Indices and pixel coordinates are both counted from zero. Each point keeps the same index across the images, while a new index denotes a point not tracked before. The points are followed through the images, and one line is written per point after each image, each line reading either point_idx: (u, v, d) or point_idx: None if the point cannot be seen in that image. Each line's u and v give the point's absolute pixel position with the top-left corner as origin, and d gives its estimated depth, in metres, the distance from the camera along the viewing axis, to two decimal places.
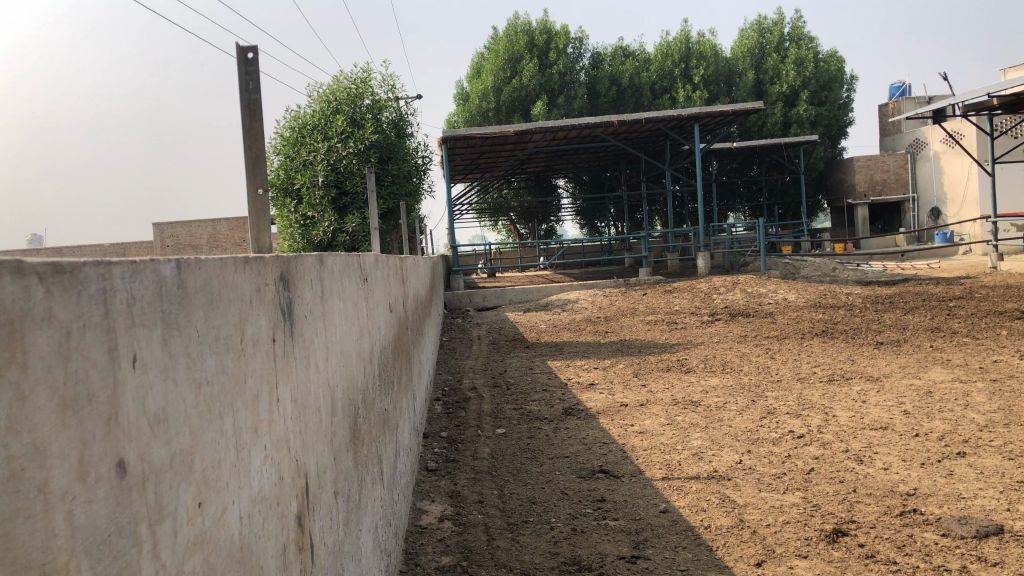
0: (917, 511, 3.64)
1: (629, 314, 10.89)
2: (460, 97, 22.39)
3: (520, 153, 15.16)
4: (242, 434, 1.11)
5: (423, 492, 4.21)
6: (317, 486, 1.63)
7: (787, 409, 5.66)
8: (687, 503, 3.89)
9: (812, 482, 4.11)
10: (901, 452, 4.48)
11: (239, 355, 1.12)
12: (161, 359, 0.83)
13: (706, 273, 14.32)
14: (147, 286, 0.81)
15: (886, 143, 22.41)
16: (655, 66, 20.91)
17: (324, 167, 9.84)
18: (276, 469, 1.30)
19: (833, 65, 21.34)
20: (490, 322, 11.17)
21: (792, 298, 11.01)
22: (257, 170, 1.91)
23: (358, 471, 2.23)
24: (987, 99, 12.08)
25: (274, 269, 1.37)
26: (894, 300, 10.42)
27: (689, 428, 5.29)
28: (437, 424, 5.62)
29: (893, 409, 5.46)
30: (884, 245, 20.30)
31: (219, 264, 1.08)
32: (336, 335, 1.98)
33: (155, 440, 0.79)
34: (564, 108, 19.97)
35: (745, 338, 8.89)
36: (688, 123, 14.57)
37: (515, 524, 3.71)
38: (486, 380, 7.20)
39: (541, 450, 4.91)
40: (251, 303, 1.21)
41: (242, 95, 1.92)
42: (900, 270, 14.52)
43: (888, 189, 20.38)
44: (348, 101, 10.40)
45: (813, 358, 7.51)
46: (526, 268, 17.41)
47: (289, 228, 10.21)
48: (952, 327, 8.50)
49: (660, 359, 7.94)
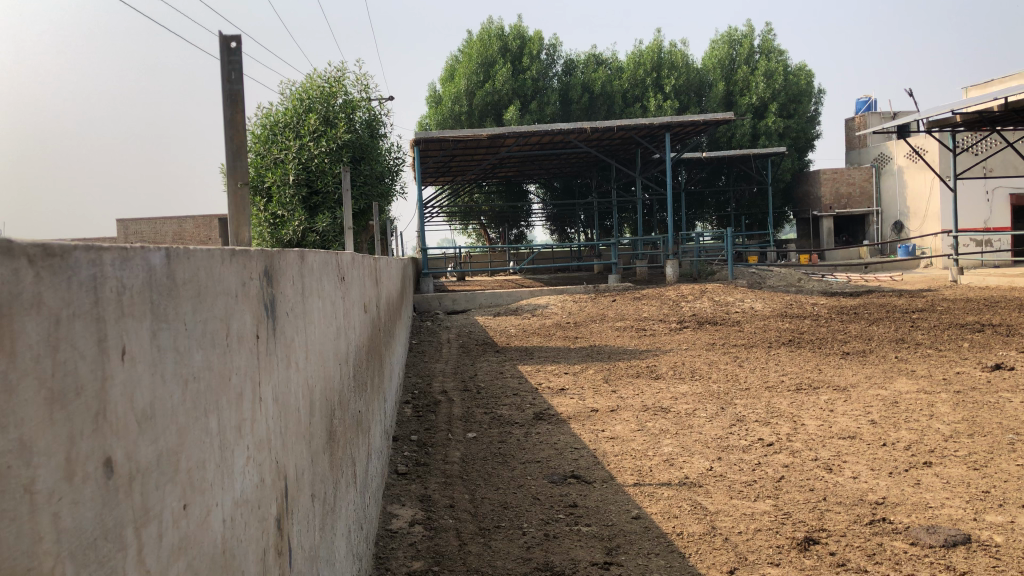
0: (886, 519, 3.66)
1: (599, 320, 10.91)
2: (432, 99, 22.31)
3: (492, 157, 15.14)
4: (227, 433, 1.07)
5: (393, 496, 4.15)
6: (295, 489, 1.58)
7: (756, 417, 5.68)
8: (659, 510, 3.88)
9: (783, 490, 4.12)
10: (869, 462, 4.52)
11: (225, 352, 1.07)
12: (150, 352, 0.79)
13: (675, 281, 14.40)
14: (136, 276, 0.77)
15: (852, 157, 22.75)
16: (627, 74, 21.03)
17: (295, 166, 9.75)
18: (257, 471, 1.25)
19: (803, 79, 21.63)
20: (459, 326, 11.12)
21: (759, 307, 11.11)
22: (238, 162, 1.85)
23: (334, 474, 2.18)
24: (952, 116, 12.30)
25: (258, 263, 1.33)
26: (859, 311, 10.56)
27: (659, 434, 5.30)
28: (406, 427, 5.56)
29: (861, 418, 5.51)
30: (849, 257, 20.59)
31: (207, 255, 1.03)
32: (314, 334, 1.93)
33: (142, 439, 0.75)
34: (536, 114, 20.01)
35: (713, 346, 8.94)
36: (659, 132, 14.66)
37: (487, 529, 3.67)
38: (456, 383, 7.15)
39: (512, 454, 4.88)
40: (236, 297, 1.16)
41: (224, 85, 1.84)
42: (865, 282, 14.73)
43: (853, 202, 20.69)
44: (321, 99, 10.28)
45: (781, 366, 7.57)
46: (496, 272, 17.38)
47: (258, 226, 10.10)
48: (915, 338, 8.63)
49: (629, 365, 7.96)
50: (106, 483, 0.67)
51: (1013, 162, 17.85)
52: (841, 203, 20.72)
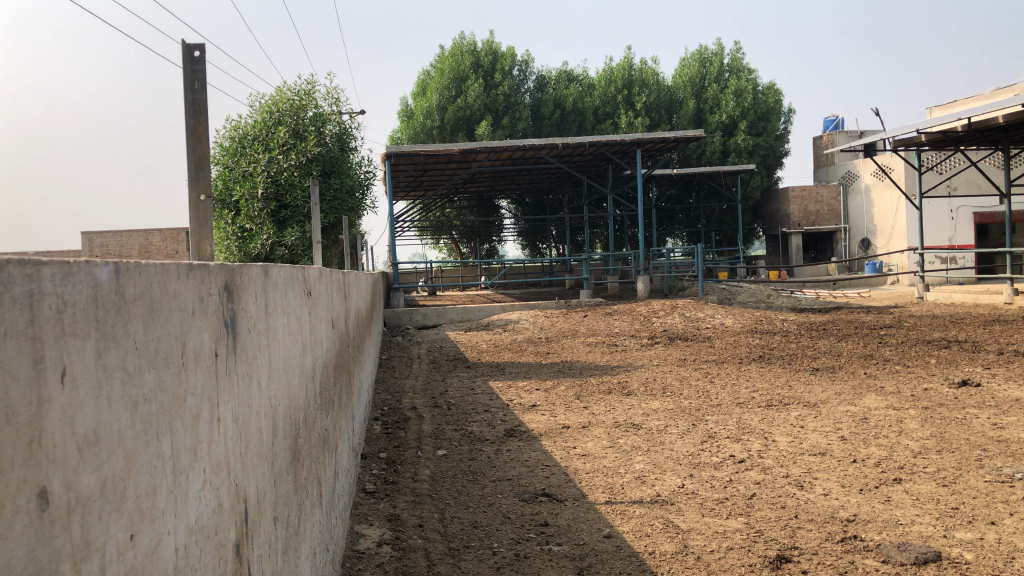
0: (857, 537, 3.66)
1: (571, 336, 10.89)
2: (404, 114, 22.29)
3: (463, 172, 15.11)
4: (181, 456, 1.02)
5: (361, 515, 4.08)
6: (256, 512, 1.52)
7: (727, 434, 5.68)
8: (631, 528, 3.84)
9: (754, 507, 4.11)
10: (840, 478, 4.52)
11: (180, 371, 1.02)
12: (95, 374, 0.73)
13: (646, 297, 14.45)
14: (81, 291, 0.72)
15: (819, 174, 23.05)
16: (598, 91, 21.19)
17: (264, 179, 9.67)
18: (216, 497, 1.20)
19: (771, 98, 21.89)
20: (430, 341, 11.05)
21: (729, 323, 11.17)
22: (200, 175, 1.80)
23: (297, 495, 2.11)
24: (917, 136, 12.50)
25: (217, 278, 1.27)
26: (828, 327, 10.66)
27: (631, 451, 5.27)
28: (376, 445, 5.49)
29: (831, 435, 5.53)
30: (817, 273, 20.82)
31: (161, 269, 0.98)
32: (278, 350, 1.87)
33: (85, 468, 0.70)
34: (507, 129, 20.06)
35: (684, 361, 8.96)
36: (631, 148, 14.74)
37: (456, 549, 3.61)
38: (426, 400, 7.08)
39: (482, 472, 4.83)
40: (193, 314, 1.11)
41: (186, 94, 1.79)
42: (833, 299, 14.90)
43: (821, 219, 20.95)
44: (291, 112, 10.21)
45: (751, 383, 7.60)
46: (468, 288, 17.32)
47: (226, 240, 9.96)
48: (883, 354, 8.71)
49: (601, 381, 7.93)
50: (41, 514, 0.62)
51: (976, 181, 18.19)
52: (809, 220, 20.97)
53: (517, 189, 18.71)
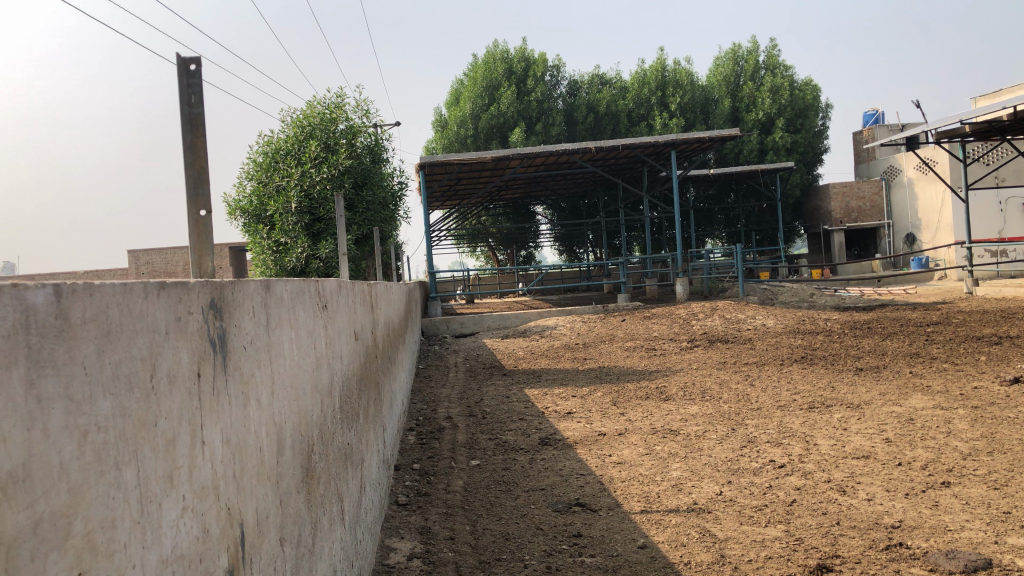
0: (903, 544, 3.51)
1: (608, 341, 10.78)
2: (439, 123, 22.41)
3: (497, 180, 15.09)
4: (151, 485, 0.97)
5: (392, 528, 4.04)
6: (256, 536, 1.47)
7: (767, 438, 5.53)
8: (666, 538, 3.74)
9: (794, 514, 3.97)
10: (885, 482, 4.37)
11: (148, 397, 0.98)
12: (25, 405, 0.69)
13: (685, 299, 14.27)
14: (7, 318, 0.68)
15: (860, 169, 22.59)
16: (632, 93, 21.06)
17: (297, 193, 9.73)
18: (200, 525, 1.15)
19: (809, 94, 21.47)
20: (467, 350, 11.01)
21: (770, 324, 10.97)
22: (198, 190, 1.78)
23: (312, 514, 2.06)
24: (961, 127, 12.14)
25: (200, 296, 1.23)
26: (872, 325, 10.40)
27: (668, 458, 5.16)
28: (409, 455, 5.46)
29: (875, 437, 5.36)
30: (861, 271, 20.39)
31: (123, 288, 0.94)
32: (284, 367, 1.83)
33: (8, 508, 0.66)
34: (541, 135, 20.03)
35: (724, 364, 8.79)
36: (665, 150, 14.58)
37: (487, 562, 3.54)
38: (461, 409, 7.04)
39: (515, 482, 4.76)
40: (166, 334, 1.07)
41: (183, 108, 1.77)
42: (878, 296, 14.55)
43: (863, 215, 20.53)
44: (322, 125, 10.30)
45: (793, 384, 7.42)
46: (505, 295, 17.29)
47: (262, 254, 10.03)
48: (930, 352, 8.46)
49: (639, 386, 7.82)
50: None
51: None
52: (852, 216, 20.56)
53: (553, 195, 18.65)
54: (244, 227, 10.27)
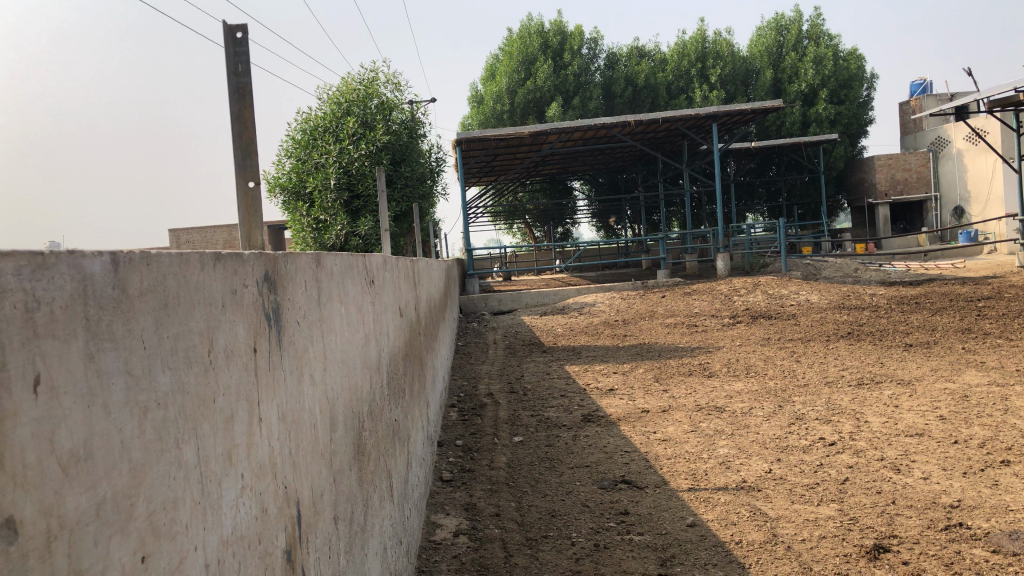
0: (964, 524, 3.41)
1: (648, 317, 10.66)
2: (475, 99, 22.26)
3: (535, 155, 14.95)
4: (211, 464, 0.93)
5: (437, 504, 4.03)
6: (312, 514, 1.44)
7: (816, 415, 5.42)
8: (716, 516, 3.68)
9: (847, 493, 3.88)
10: (941, 461, 4.25)
11: (207, 371, 0.94)
12: (86, 380, 0.66)
13: (726, 275, 14.07)
14: (64, 286, 0.64)
15: (906, 141, 22.02)
16: (671, 66, 20.72)
17: (336, 170, 9.72)
18: (259, 505, 1.11)
19: (853, 63, 20.94)
20: (506, 327, 10.98)
21: (814, 299, 10.77)
22: (246, 162, 1.74)
23: (363, 491, 2.04)
24: (1014, 95, 11.73)
25: (255, 268, 1.19)
26: (920, 301, 10.16)
27: (714, 435, 5.07)
28: (452, 432, 5.44)
29: (928, 414, 5.22)
30: (906, 245, 19.92)
31: (180, 257, 0.89)
32: (335, 343, 1.79)
33: (71, 487, 0.63)
34: (579, 109, 19.81)
35: (768, 340, 8.65)
36: (706, 123, 14.32)
37: (534, 539, 3.51)
38: (502, 385, 7.01)
39: (560, 459, 4.72)
40: (223, 307, 1.03)
41: (230, 78, 1.73)
42: (924, 271, 14.22)
43: (910, 188, 20.03)
44: (358, 102, 10.26)
45: (840, 361, 7.28)
46: (542, 271, 17.19)
47: (302, 231, 10.07)
48: (982, 328, 8.23)
49: (681, 363, 7.72)
50: (3, 551, 0.54)
51: None
52: (897, 189, 20.09)
53: (591, 170, 18.48)
54: (284, 204, 10.29)
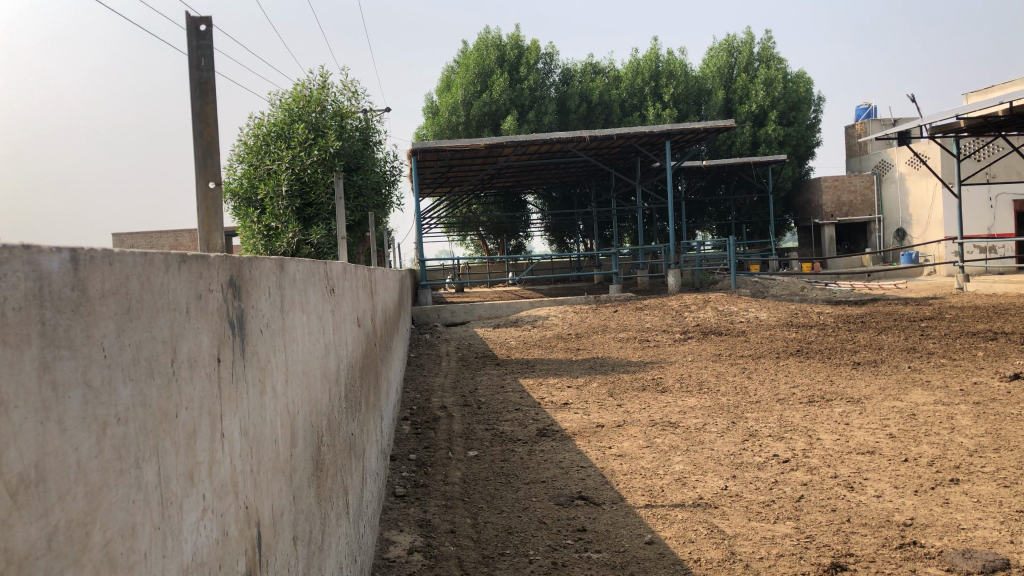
0: (918, 543, 3.43)
1: (601, 332, 10.68)
2: (431, 110, 22.20)
3: (490, 167, 14.91)
4: (171, 485, 0.85)
5: (391, 521, 3.92)
6: (271, 536, 1.35)
7: (769, 432, 5.45)
8: (674, 534, 3.64)
9: (803, 511, 3.89)
10: (892, 479, 4.29)
11: (170, 383, 0.86)
12: (40, 392, 0.58)
13: (677, 291, 14.20)
14: (17, 286, 0.56)
15: (851, 164, 22.55)
16: (625, 83, 20.97)
17: (288, 176, 9.57)
18: (219, 527, 1.03)
19: (802, 87, 21.41)
20: (459, 339, 10.88)
21: (763, 316, 10.91)
22: (208, 161, 1.66)
23: (321, 509, 1.95)
24: (955, 122, 12.06)
25: (220, 272, 1.11)
26: (866, 320, 10.35)
27: (669, 451, 5.06)
28: (404, 446, 5.34)
29: (879, 432, 5.28)
30: (851, 265, 20.36)
31: (142, 258, 0.81)
32: (297, 353, 1.71)
33: (20, 518, 0.55)
34: (534, 124, 19.88)
35: (719, 357, 8.71)
36: (659, 140, 14.45)
37: (490, 557, 3.43)
38: (455, 398, 6.92)
39: (515, 474, 4.65)
40: (187, 314, 0.94)
41: (192, 71, 1.64)
42: (869, 290, 14.54)
43: (854, 210, 20.50)
44: (310, 108, 10.12)
45: (791, 378, 7.36)
46: (495, 284, 17.13)
47: (252, 238, 9.88)
48: (925, 347, 8.41)
49: (635, 377, 7.72)
50: None
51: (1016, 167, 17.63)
52: (842, 211, 20.55)
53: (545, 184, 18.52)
54: (235, 210, 10.09)
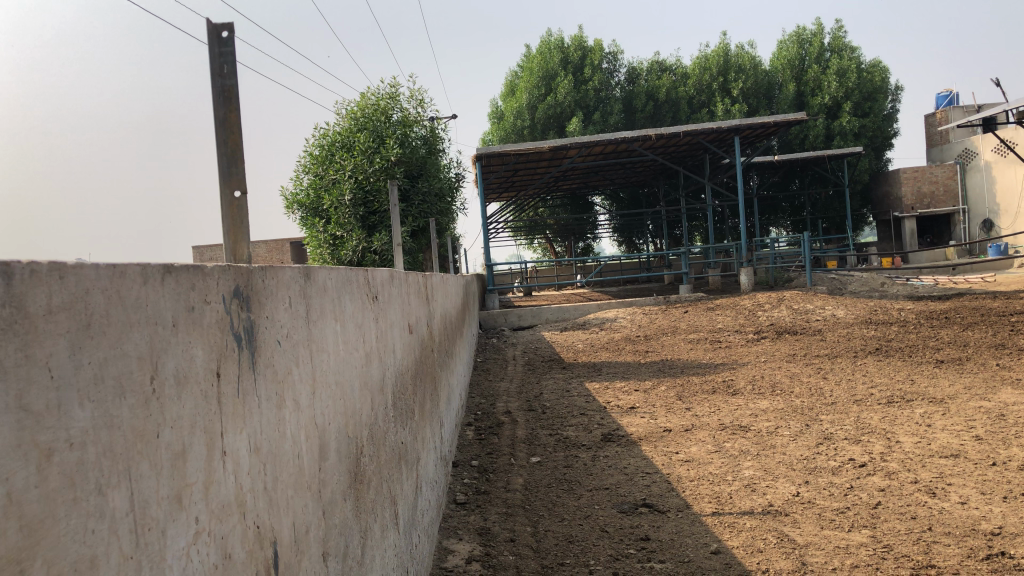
0: (1006, 554, 3.21)
1: (671, 333, 10.46)
2: (495, 115, 22.29)
3: (555, 169, 14.79)
4: (149, 509, 0.80)
5: (450, 529, 3.88)
6: (294, 555, 1.31)
7: (846, 435, 5.22)
8: (741, 543, 3.50)
9: (880, 518, 3.69)
10: (979, 484, 4.04)
11: (149, 404, 0.81)
12: None
13: (749, 290, 13.85)
14: None
15: (932, 154, 21.68)
16: (692, 79, 20.63)
17: (351, 186, 9.70)
18: (220, 549, 0.98)
19: (878, 76, 20.66)
20: (526, 343, 10.81)
21: (840, 314, 10.52)
22: (232, 170, 1.65)
23: (361, 522, 1.90)
24: None
25: (222, 283, 1.07)
26: (950, 316, 9.89)
27: (739, 456, 4.90)
28: (467, 452, 5.30)
29: (964, 434, 5.00)
30: (934, 258, 19.54)
31: (111, 272, 0.77)
32: (329, 363, 1.67)
33: None
34: (599, 124, 19.71)
35: (793, 357, 8.42)
36: (728, 136, 14.10)
37: (550, 567, 3.35)
38: (520, 403, 6.85)
39: (578, 481, 4.55)
40: (174, 328, 0.90)
41: (214, 79, 1.64)
42: (954, 285, 13.93)
43: (936, 201, 19.68)
44: (375, 117, 10.16)
45: (870, 378, 7.05)
46: (564, 288, 17.01)
47: (319, 247, 10.10)
48: (1016, 343, 7.97)
49: (704, 380, 7.52)
50: None
51: None
52: (924, 202, 19.74)
53: (611, 185, 18.32)
54: (301, 220, 10.33)
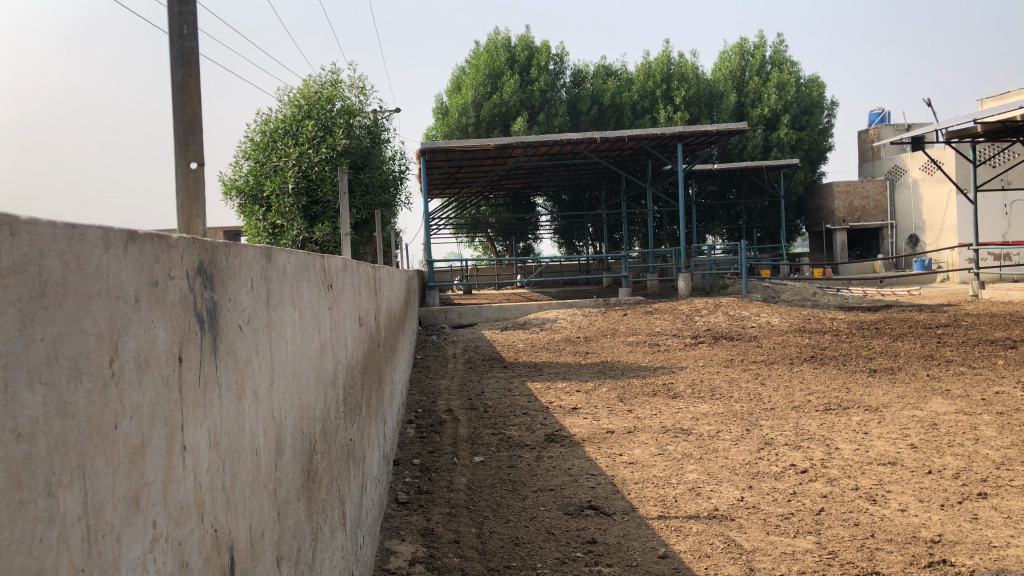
0: (947, 561, 3.25)
1: (610, 335, 10.49)
2: (440, 111, 22.07)
3: (499, 168, 14.70)
4: (104, 507, 0.68)
5: (392, 529, 3.76)
6: (250, 559, 1.20)
7: (785, 440, 5.26)
8: (688, 548, 3.47)
9: (824, 524, 3.71)
10: (917, 492, 4.11)
11: (108, 388, 0.70)
12: None
13: (687, 295, 13.99)
14: None
15: (863, 169, 22.27)
16: (636, 85, 20.85)
17: (295, 174, 9.44)
18: (178, 556, 0.87)
19: (815, 91, 21.18)
20: (466, 341, 10.69)
21: (775, 322, 10.68)
22: (189, 140, 1.54)
23: (312, 522, 1.79)
24: (973, 126, 11.79)
25: (187, 255, 0.96)
26: (880, 326, 10.13)
27: (682, 459, 4.89)
28: (408, 450, 5.18)
29: (899, 443, 5.09)
30: (862, 271, 20.08)
31: (70, 229, 0.66)
32: (285, 351, 1.56)
33: None
34: (543, 125, 19.72)
35: (731, 362, 8.50)
36: (671, 143, 14.23)
37: (496, 570, 3.26)
38: (462, 401, 6.74)
39: (522, 481, 4.48)
40: (136, 303, 0.78)
41: (173, 41, 1.53)
42: (881, 297, 14.29)
43: (867, 215, 20.23)
44: (318, 105, 9.98)
45: (806, 385, 7.16)
46: (504, 287, 17.00)
47: (257, 235, 9.76)
48: (944, 355, 8.18)
49: (645, 383, 7.52)
50: None
51: None
52: (855, 216, 20.26)
53: (554, 186, 18.31)
54: (239, 208, 10.00)
